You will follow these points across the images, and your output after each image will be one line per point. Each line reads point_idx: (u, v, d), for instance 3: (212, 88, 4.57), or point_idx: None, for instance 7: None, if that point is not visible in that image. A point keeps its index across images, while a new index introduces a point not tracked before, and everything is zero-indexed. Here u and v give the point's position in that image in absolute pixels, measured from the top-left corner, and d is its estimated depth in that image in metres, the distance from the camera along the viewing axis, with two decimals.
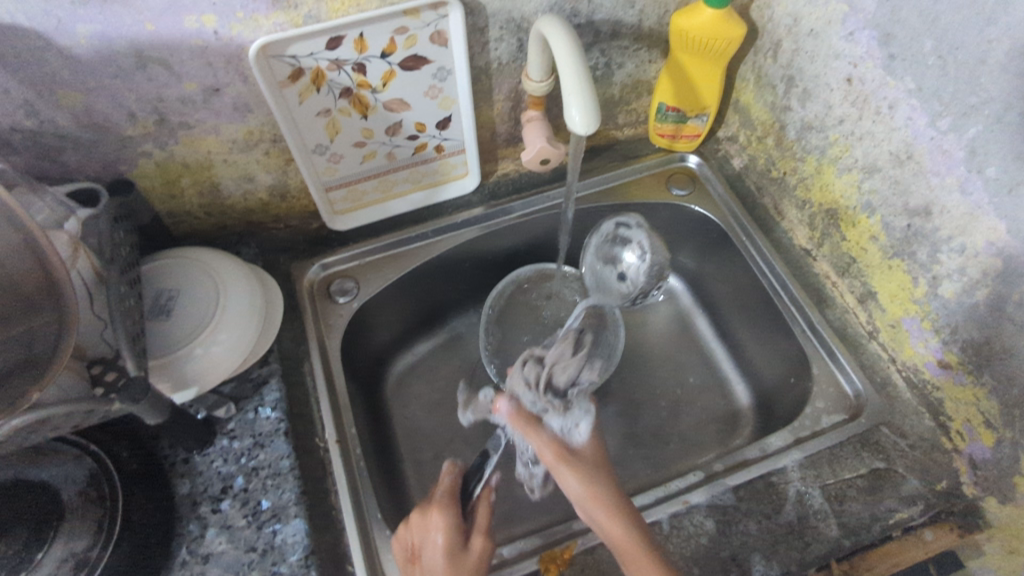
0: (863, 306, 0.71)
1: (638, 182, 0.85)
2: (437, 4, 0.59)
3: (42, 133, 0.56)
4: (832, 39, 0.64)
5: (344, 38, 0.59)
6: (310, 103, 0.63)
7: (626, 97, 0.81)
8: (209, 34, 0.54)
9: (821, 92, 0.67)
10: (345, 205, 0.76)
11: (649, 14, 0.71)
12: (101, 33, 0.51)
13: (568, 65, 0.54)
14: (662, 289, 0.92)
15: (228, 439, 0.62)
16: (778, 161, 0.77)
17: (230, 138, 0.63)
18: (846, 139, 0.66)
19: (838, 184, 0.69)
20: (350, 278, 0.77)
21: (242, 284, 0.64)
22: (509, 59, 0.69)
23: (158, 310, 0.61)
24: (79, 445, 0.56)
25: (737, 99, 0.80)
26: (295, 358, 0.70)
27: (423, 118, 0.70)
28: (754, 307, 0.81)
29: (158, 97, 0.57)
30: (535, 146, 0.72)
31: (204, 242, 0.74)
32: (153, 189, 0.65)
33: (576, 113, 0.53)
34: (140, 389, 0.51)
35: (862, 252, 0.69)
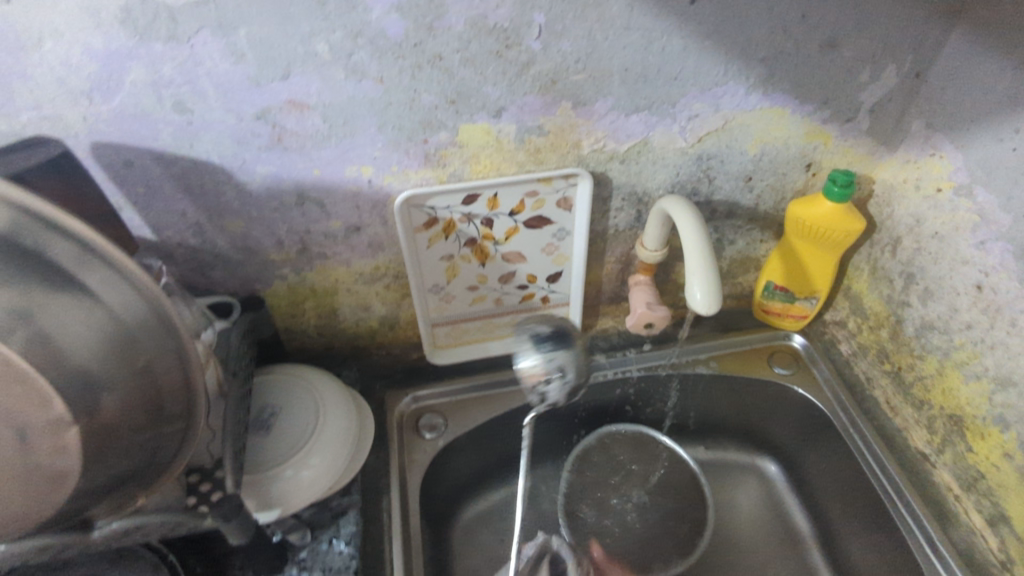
0: (994, 530, 0.64)
1: (738, 355, 0.84)
2: (570, 175, 0.64)
3: (201, 250, 0.62)
4: (959, 245, 0.63)
5: (479, 196, 0.63)
6: (436, 248, 0.67)
7: (733, 271, 0.82)
8: (364, 182, 0.60)
9: (946, 294, 0.66)
10: (446, 341, 0.78)
11: (766, 198, 0.73)
12: (275, 174, 0.57)
13: (691, 242, 0.55)
14: (754, 469, 0.87)
15: (297, 569, 0.60)
16: (892, 354, 0.74)
17: (359, 270, 0.68)
18: (975, 346, 0.64)
19: (964, 390, 0.65)
20: (438, 414, 0.78)
21: (340, 408, 0.66)
22: (626, 227, 0.72)
23: (259, 425, 0.63)
24: (159, 554, 0.56)
25: (849, 286, 0.80)
26: (375, 491, 0.70)
27: (536, 271, 0.73)
28: (863, 508, 0.74)
29: (307, 231, 0.62)
30: (637, 309, 0.73)
31: (311, 359, 0.77)
32: (279, 307, 0.70)
33: (699, 293, 0.54)
34: (230, 509, 0.52)
35: (994, 469, 0.63)
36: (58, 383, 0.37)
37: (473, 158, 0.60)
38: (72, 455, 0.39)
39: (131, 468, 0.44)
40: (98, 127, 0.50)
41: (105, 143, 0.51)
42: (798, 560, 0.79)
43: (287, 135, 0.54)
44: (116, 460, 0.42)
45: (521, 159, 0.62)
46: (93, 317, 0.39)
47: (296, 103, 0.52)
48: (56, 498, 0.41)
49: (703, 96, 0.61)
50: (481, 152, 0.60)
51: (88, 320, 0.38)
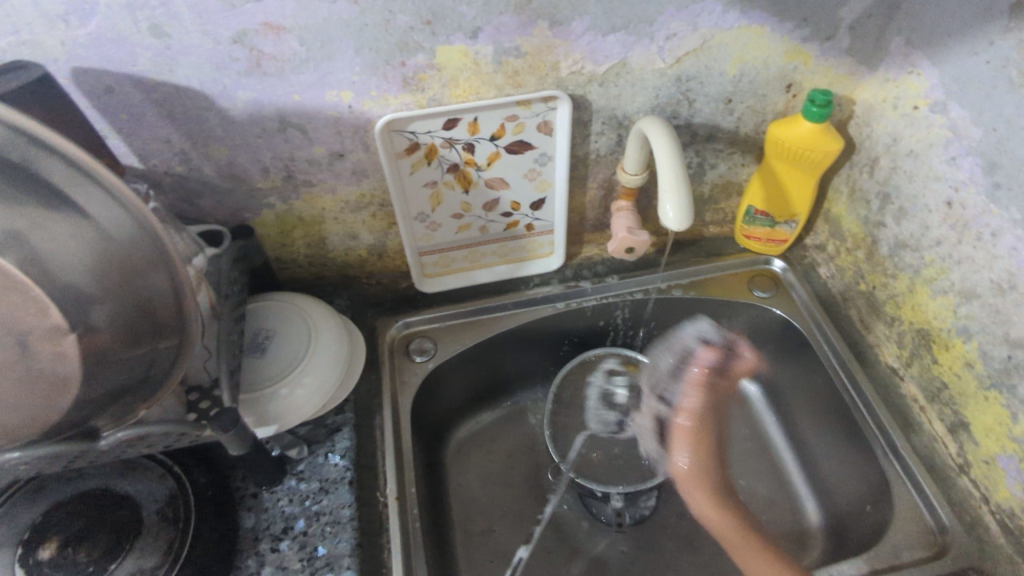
0: (954, 436, 0.67)
1: (719, 280, 0.86)
2: (549, 97, 0.64)
3: (189, 178, 0.63)
4: (932, 162, 0.64)
5: (460, 120, 0.64)
6: (419, 174, 0.68)
7: (715, 196, 0.83)
8: (344, 107, 0.60)
9: (919, 212, 0.67)
10: (434, 269, 0.80)
11: (747, 121, 0.73)
12: (255, 99, 0.58)
13: (666, 163, 0.57)
14: (734, 389, 0.91)
15: (296, 480, 0.64)
16: (867, 275, 0.77)
17: (344, 198, 0.69)
18: (943, 261, 0.66)
19: (932, 305, 0.68)
20: (428, 338, 0.81)
21: (331, 331, 0.68)
22: (608, 151, 0.72)
23: (254, 347, 0.65)
24: (164, 465, 0.59)
25: (828, 210, 0.81)
26: (368, 410, 0.73)
27: (519, 198, 0.74)
28: (834, 420, 0.77)
29: (290, 158, 0.64)
30: (618, 235, 0.74)
31: (303, 288, 0.79)
32: (268, 237, 0.72)
33: (670, 210, 0.56)
34: (229, 419, 0.53)
35: (955, 378, 0.66)
36: (54, 294, 0.39)
37: (451, 81, 0.61)
38: (73, 361, 0.41)
39: (127, 381, 0.45)
40: (76, 51, 0.51)
41: (85, 68, 0.52)
42: (773, 472, 0.83)
43: (264, 58, 0.55)
44: (112, 373, 0.44)
45: (499, 82, 0.62)
46: (82, 236, 0.40)
47: (272, 26, 0.53)
48: (60, 405, 0.42)
49: (680, 14, 0.60)
50: (460, 75, 0.60)
51: (78, 238, 0.40)
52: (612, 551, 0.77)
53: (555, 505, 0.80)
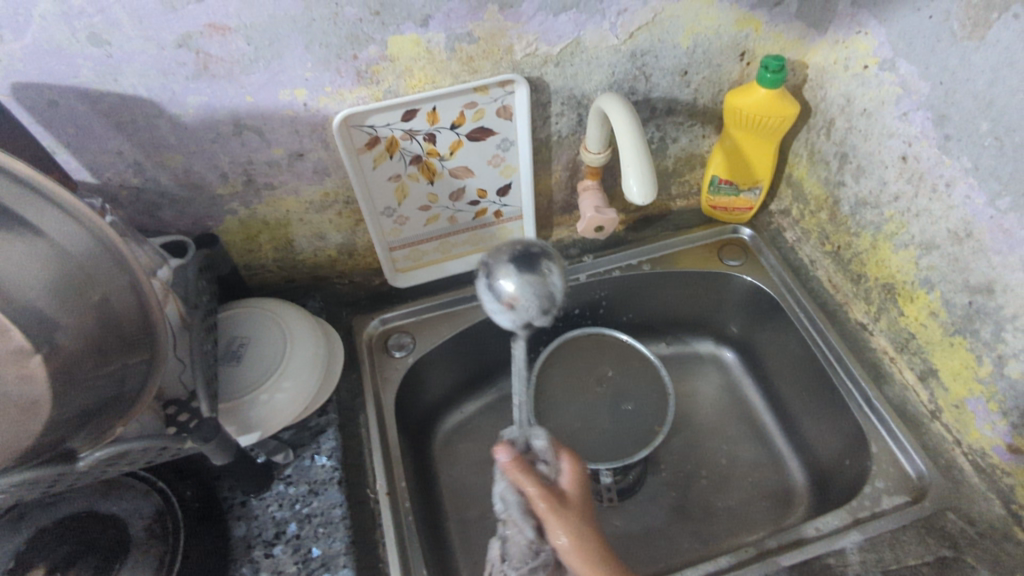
0: (924, 383, 0.69)
1: (690, 252, 0.87)
2: (505, 81, 0.64)
3: (145, 189, 0.62)
4: (886, 119, 0.66)
5: (418, 111, 0.64)
6: (382, 168, 0.68)
7: (679, 169, 0.84)
8: (299, 105, 0.59)
9: (876, 169, 0.69)
10: (406, 264, 0.80)
11: (703, 92, 0.74)
12: (207, 103, 0.56)
13: (627, 137, 0.57)
14: (712, 358, 0.92)
15: (284, 484, 0.64)
16: (832, 235, 0.78)
17: (308, 199, 0.68)
18: (902, 216, 0.67)
19: (895, 259, 0.70)
20: (406, 333, 0.81)
21: (307, 334, 0.68)
22: (569, 132, 0.73)
23: (229, 356, 0.64)
24: (148, 481, 0.59)
25: (790, 174, 0.82)
26: (351, 409, 0.73)
27: (485, 184, 0.74)
28: (808, 379, 0.80)
29: (249, 161, 0.62)
30: (586, 214, 0.74)
31: (274, 293, 0.79)
32: (234, 243, 0.71)
33: (634, 184, 0.57)
34: (209, 430, 0.53)
35: (921, 328, 0.68)
36: (12, 315, 0.38)
37: (406, 71, 0.60)
38: (40, 383, 0.40)
39: (100, 400, 0.45)
40: (13, 66, 0.49)
41: (26, 83, 0.50)
42: (755, 436, 0.85)
43: (212, 61, 0.54)
44: (82, 393, 0.43)
45: (454, 69, 0.62)
46: (43, 255, 0.39)
47: (216, 27, 0.51)
48: (32, 428, 0.42)
49: None
50: (414, 65, 0.60)
51: (36, 257, 0.39)
52: (605, 527, 0.78)
53: None
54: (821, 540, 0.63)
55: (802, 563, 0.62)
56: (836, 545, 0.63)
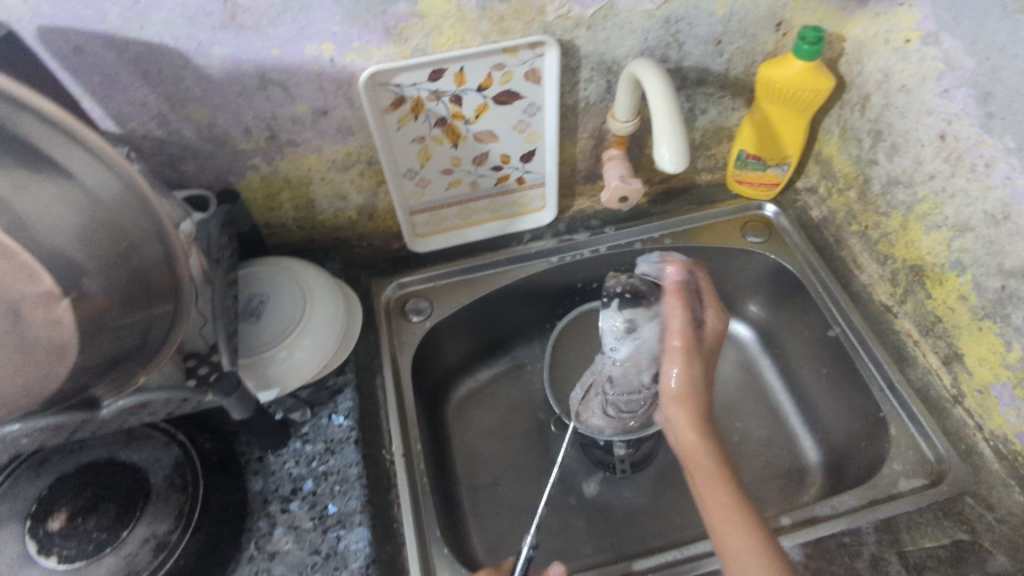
0: (948, 368, 0.68)
1: (712, 227, 0.86)
2: (535, 42, 0.62)
3: (169, 142, 0.61)
4: (925, 96, 0.64)
5: (445, 71, 0.63)
6: (406, 129, 0.67)
7: (706, 142, 0.82)
8: (325, 61, 0.58)
9: (912, 147, 0.67)
10: (426, 228, 0.80)
11: (736, 63, 0.72)
12: (233, 55, 0.55)
13: (660, 106, 0.56)
14: (729, 336, 0.91)
15: (301, 442, 0.64)
16: (859, 214, 0.77)
17: (331, 158, 0.68)
18: (936, 196, 0.66)
19: (925, 241, 0.68)
20: (424, 298, 0.81)
21: (326, 293, 0.67)
22: (597, 99, 0.71)
23: (249, 312, 0.64)
24: (168, 432, 0.59)
25: (819, 151, 0.81)
26: (368, 371, 0.73)
27: (509, 150, 0.73)
28: (827, 359, 0.79)
29: (273, 116, 0.62)
30: (611, 184, 0.73)
31: (293, 253, 0.78)
32: (255, 200, 0.70)
33: (666, 152, 0.56)
34: (230, 384, 0.53)
35: (949, 311, 0.67)
36: (41, 257, 0.38)
37: (435, 29, 0.59)
38: (68, 327, 0.40)
39: (125, 348, 0.45)
40: (41, 9, 0.48)
41: (53, 27, 0.50)
42: (770, 415, 0.84)
43: (240, 11, 0.52)
44: (108, 342, 0.43)
45: (484, 29, 0.60)
46: (71, 198, 0.39)
47: None
48: (58, 372, 0.41)
49: None
50: (444, 23, 0.58)
51: (66, 201, 0.38)
52: (616, 498, 0.78)
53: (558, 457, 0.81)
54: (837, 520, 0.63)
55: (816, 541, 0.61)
56: (851, 525, 0.62)
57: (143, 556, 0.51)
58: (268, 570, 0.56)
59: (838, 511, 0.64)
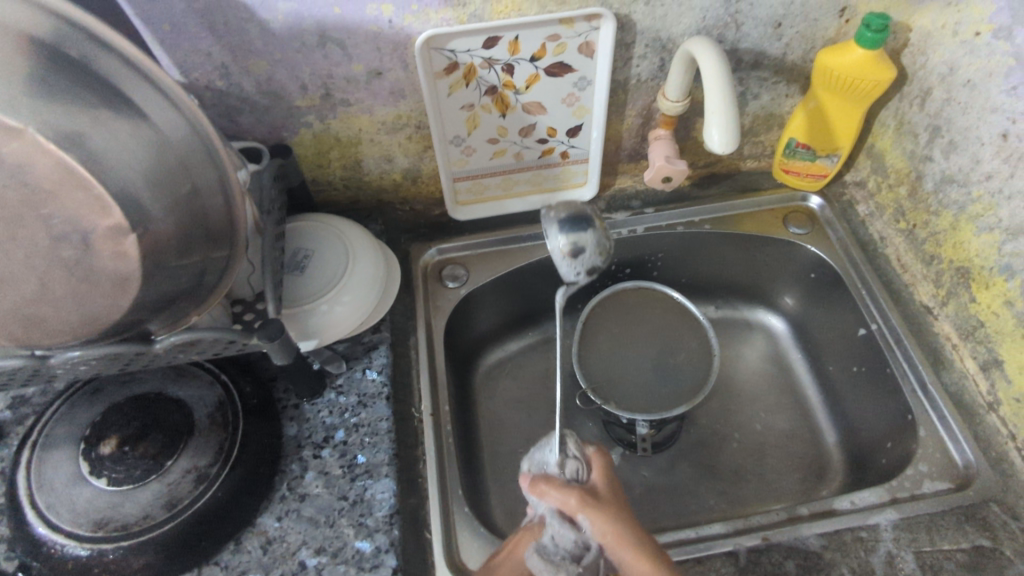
0: (985, 374, 0.67)
1: (754, 215, 0.85)
2: (592, 15, 0.62)
3: (228, 93, 0.63)
4: (991, 92, 0.62)
5: (500, 39, 0.63)
6: (457, 96, 0.68)
7: (755, 128, 0.81)
8: (384, 22, 0.59)
9: (971, 145, 0.65)
10: (467, 197, 0.80)
11: (795, 48, 0.71)
12: (295, 11, 0.57)
13: (714, 85, 0.56)
14: (760, 326, 0.91)
15: (335, 393, 0.66)
16: (908, 212, 0.75)
17: (381, 119, 0.69)
18: (992, 197, 0.64)
19: (975, 242, 0.67)
20: (461, 265, 0.82)
21: (368, 252, 0.69)
22: (649, 76, 0.70)
23: (293, 265, 0.66)
24: (212, 373, 0.62)
25: (872, 144, 0.79)
26: (402, 331, 0.75)
27: (556, 123, 0.73)
28: (859, 356, 0.78)
29: (329, 75, 0.63)
30: (656, 163, 0.73)
31: (337, 212, 0.80)
32: (305, 157, 0.72)
33: (716, 132, 0.56)
34: (275, 330, 0.55)
35: (993, 316, 0.66)
36: (114, 191, 0.39)
37: None
38: (133, 260, 0.41)
39: (180, 287, 0.47)
40: None
41: None
42: (796, 407, 0.84)
43: None
44: (169, 280, 0.45)
45: None
46: (145, 138, 0.41)
47: None
48: (121, 305, 0.43)
49: None
50: None
51: (144, 141, 0.41)
52: (634, 475, 0.79)
53: (580, 433, 0.82)
54: (856, 514, 0.63)
55: (834, 533, 0.62)
56: (869, 520, 0.62)
57: (185, 484, 0.55)
58: (298, 510, 0.59)
59: (858, 505, 0.64)
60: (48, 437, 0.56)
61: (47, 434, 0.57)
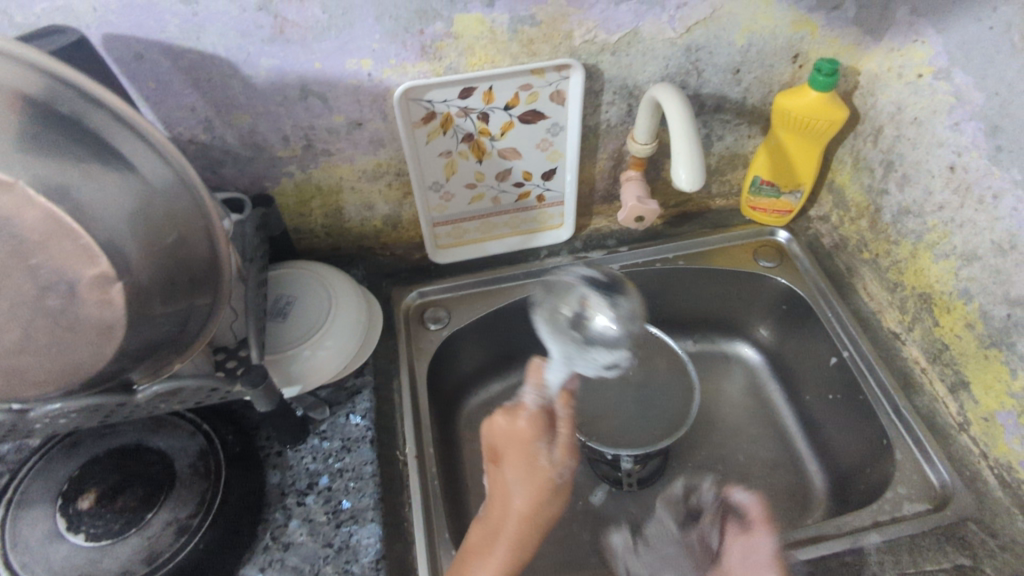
0: (954, 396, 0.69)
1: (726, 250, 0.88)
2: (562, 65, 0.65)
3: (211, 146, 0.65)
4: (936, 128, 0.66)
5: (475, 89, 0.66)
6: (435, 144, 0.70)
7: (722, 168, 0.85)
8: (363, 75, 0.62)
9: (922, 178, 0.69)
10: (447, 240, 0.82)
11: (754, 92, 0.75)
12: (278, 67, 0.59)
13: (677, 127, 0.59)
14: (738, 358, 0.93)
15: (319, 439, 0.66)
16: (870, 243, 0.79)
17: (362, 168, 0.71)
18: (945, 226, 0.68)
19: (934, 269, 0.70)
20: (442, 308, 0.83)
21: (351, 297, 0.70)
22: (618, 121, 0.74)
23: (277, 312, 0.67)
24: (194, 422, 0.61)
25: (832, 180, 0.83)
26: (385, 375, 0.75)
27: (531, 168, 0.76)
28: (834, 383, 0.80)
29: (310, 126, 0.65)
30: (628, 203, 0.76)
31: (319, 259, 0.81)
32: (287, 206, 0.74)
33: (683, 171, 0.58)
34: (258, 376, 0.55)
35: (956, 339, 0.68)
36: (102, 241, 0.40)
37: (468, 49, 0.62)
38: (118, 307, 0.42)
39: (163, 333, 0.47)
40: (108, 18, 0.52)
41: (116, 35, 0.54)
42: (777, 438, 0.85)
43: (288, 25, 0.56)
44: (151, 327, 0.45)
45: (514, 50, 0.63)
46: (132, 188, 0.42)
47: None
48: (104, 352, 0.44)
49: None
50: (476, 43, 0.62)
51: (124, 188, 0.41)
52: (621, 512, 0.79)
53: None
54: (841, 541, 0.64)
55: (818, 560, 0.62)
56: (852, 545, 0.63)
57: (165, 537, 0.53)
58: (282, 560, 0.58)
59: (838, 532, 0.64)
60: (23, 494, 0.55)
61: (24, 491, 0.55)
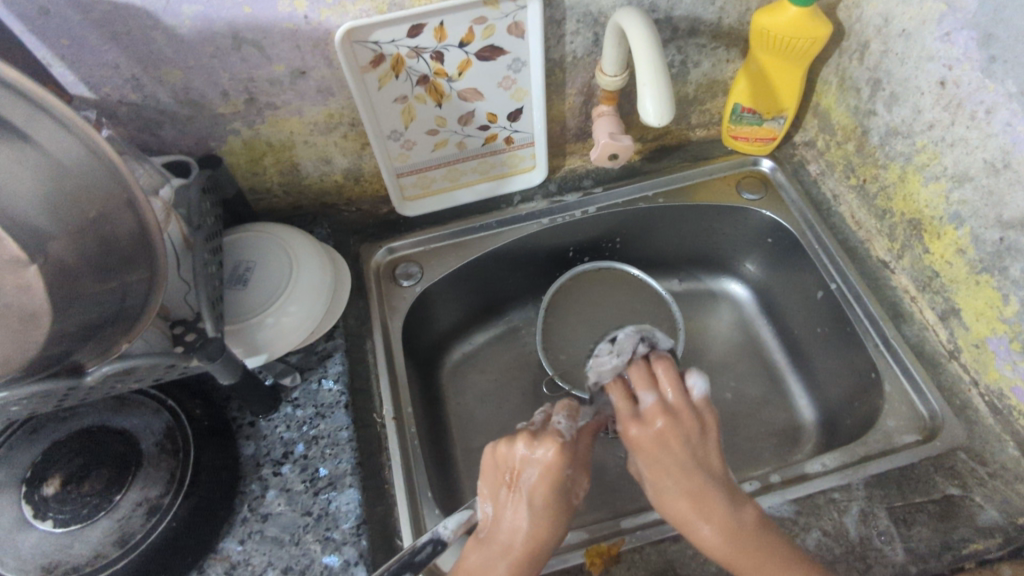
0: (944, 323, 0.67)
1: (706, 184, 0.84)
2: None
3: (145, 106, 0.60)
4: (925, 40, 0.61)
5: (425, 26, 0.61)
6: (388, 89, 0.65)
7: (700, 96, 0.80)
8: (299, 19, 0.56)
9: (911, 95, 0.65)
10: (414, 192, 0.78)
11: (729, 11, 0.69)
12: (203, 14, 0.54)
13: (642, 56, 0.55)
14: (725, 295, 0.91)
15: (291, 407, 0.64)
16: (858, 168, 0.75)
17: (312, 120, 0.66)
18: (936, 145, 0.64)
19: (923, 193, 0.66)
20: (414, 262, 0.80)
21: (312, 258, 0.66)
22: (585, 52, 0.69)
23: (235, 280, 0.64)
24: (158, 398, 0.59)
25: (817, 103, 0.78)
26: (359, 336, 0.73)
27: (495, 109, 0.71)
28: (822, 316, 0.78)
29: (250, 78, 0.60)
30: (600, 141, 0.71)
31: (281, 219, 0.78)
32: (238, 165, 0.69)
33: (649, 103, 0.54)
34: (216, 349, 0.53)
35: (947, 265, 0.66)
36: None
37: None
38: (37, 294, 0.40)
39: (101, 315, 0.44)
40: None
41: None
42: (766, 374, 0.84)
43: None
44: (84, 309, 0.42)
45: None
46: (29, 162, 0.38)
47: None
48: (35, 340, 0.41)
49: None
50: None
51: (22, 163, 0.37)
52: (609, 458, 0.78)
53: None
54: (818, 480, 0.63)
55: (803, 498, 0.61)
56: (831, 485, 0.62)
57: (136, 518, 0.52)
58: (261, 531, 0.57)
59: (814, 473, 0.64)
60: None
61: None
